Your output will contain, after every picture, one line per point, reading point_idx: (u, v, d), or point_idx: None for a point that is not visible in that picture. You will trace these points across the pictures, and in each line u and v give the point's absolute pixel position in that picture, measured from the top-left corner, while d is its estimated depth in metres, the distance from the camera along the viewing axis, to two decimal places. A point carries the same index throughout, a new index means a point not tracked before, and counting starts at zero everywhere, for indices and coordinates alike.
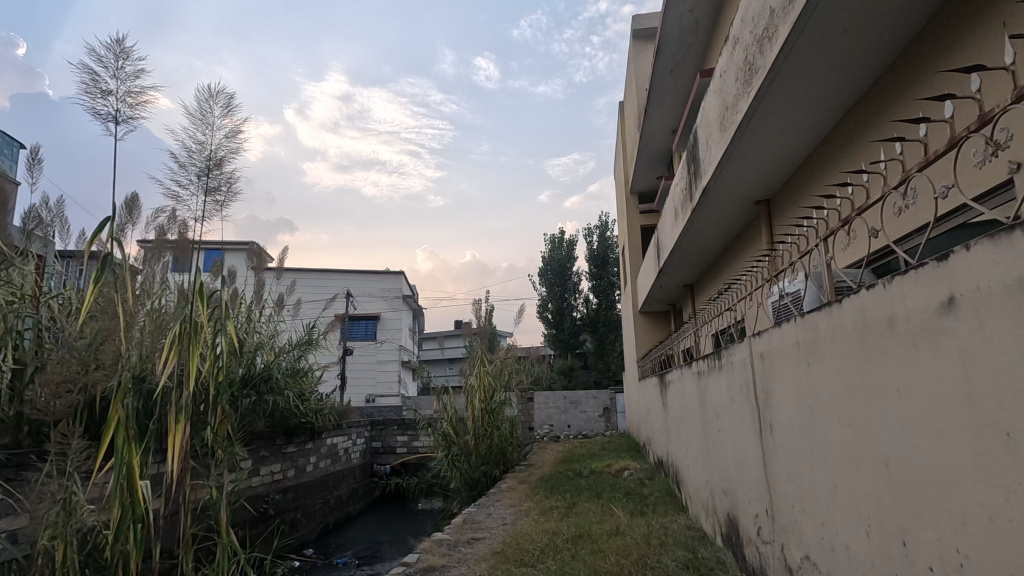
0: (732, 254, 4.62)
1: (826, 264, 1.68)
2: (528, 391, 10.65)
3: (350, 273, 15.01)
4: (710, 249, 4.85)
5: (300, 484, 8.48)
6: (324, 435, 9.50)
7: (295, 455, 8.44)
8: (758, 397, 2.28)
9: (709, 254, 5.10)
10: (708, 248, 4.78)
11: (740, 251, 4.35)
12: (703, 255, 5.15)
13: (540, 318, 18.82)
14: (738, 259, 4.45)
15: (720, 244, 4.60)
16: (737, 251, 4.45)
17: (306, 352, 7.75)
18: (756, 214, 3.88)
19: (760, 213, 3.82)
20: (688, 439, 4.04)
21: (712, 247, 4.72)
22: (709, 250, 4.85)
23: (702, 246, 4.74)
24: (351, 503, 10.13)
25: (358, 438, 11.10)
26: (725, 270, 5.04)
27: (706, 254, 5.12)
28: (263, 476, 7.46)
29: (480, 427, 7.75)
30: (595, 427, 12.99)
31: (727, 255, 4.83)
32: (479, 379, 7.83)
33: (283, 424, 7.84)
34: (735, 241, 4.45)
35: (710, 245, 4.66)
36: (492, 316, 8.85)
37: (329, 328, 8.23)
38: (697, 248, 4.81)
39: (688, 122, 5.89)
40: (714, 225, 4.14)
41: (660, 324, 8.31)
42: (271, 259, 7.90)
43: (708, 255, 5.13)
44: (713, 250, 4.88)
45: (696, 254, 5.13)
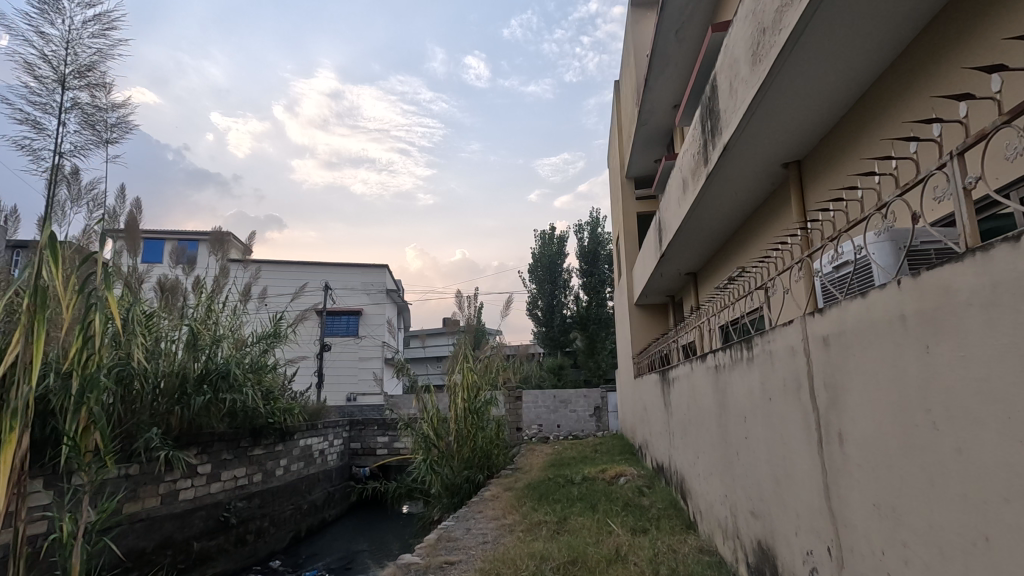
0: (749, 233, 4.07)
1: (963, 195, 1.07)
2: (516, 390, 10.08)
3: (330, 267, 14.35)
4: (722, 229, 4.30)
5: (269, 490, 7.85)
6: (296, 436, 8.86)
7: (263, 458, 7.80)
8: (815, 398, 1.70)
9: (720, 235, 4.54)
10: (719, 226, 4.23)
11: (759, 227, 3.79)
12: (713, 236, 4.59)
13: (529, 315, 18.31)
14: (756, 237, 3.90)
15: (736, 220, 4.05)
16: (756, 227, 3.88)
17: (273, 346, 7.00)
18: (783, 180, 3.32)
19: (788, 177, 3.27)
20: (699, 446, 3.48)
21: (725, 225, 4.17)
22: (721, 229, 4.30)
23: (713, 225, 4.18)
24: (327, 508, 9.51)
25: (335, 439, 10.47)
26: (737, 253, 4.48)
27: (717, 235, 4.56)
28: (223, 482, 6.83)
29: (463, 428, 7.16)
30: (585, 428, 12.42)
31: (742, 235, 4.27)
32: (463, 375, 7.33)
33: (247, 425, 7.21)
34: (753, 216, 3.90)
35: (723, 222, 4.11)
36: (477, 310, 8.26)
37: (303, 314, 7.42)
38: (707, 226, 4.25)
39: (694, 91, 5.38)
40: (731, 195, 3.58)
41: (657, 318, 7.76)
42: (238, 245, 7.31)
43: (719, 235, 4.58)
44: (726, 229, 4.32)
45: (705, 235, 4.58)
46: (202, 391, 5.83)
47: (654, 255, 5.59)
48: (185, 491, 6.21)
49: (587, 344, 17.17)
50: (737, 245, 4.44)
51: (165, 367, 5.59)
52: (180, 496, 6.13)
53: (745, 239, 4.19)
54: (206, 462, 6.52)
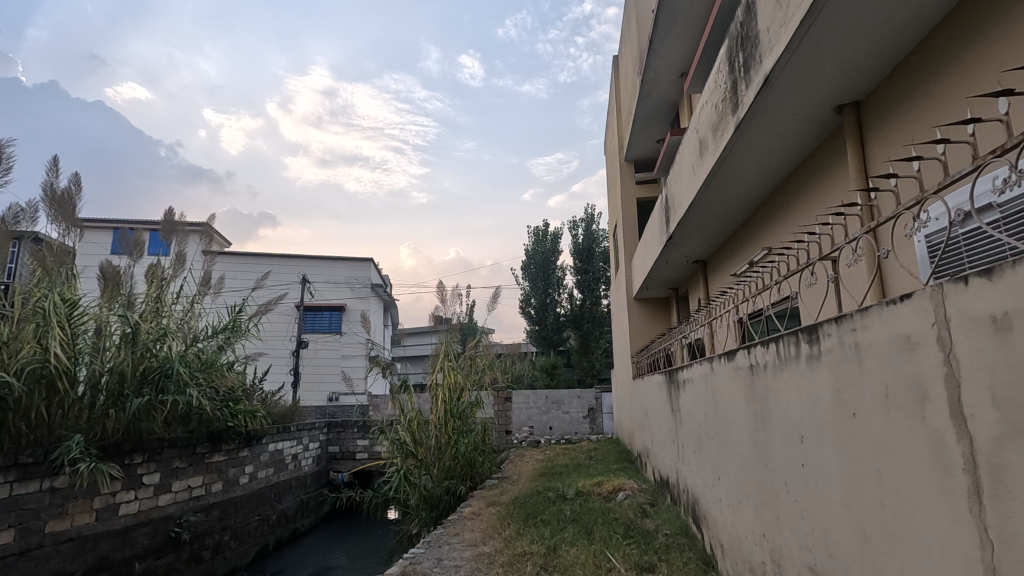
0: (779, 205, 3.39)
1: None
2: (506, 391, 9.39)
3: (311, 259, 13.59)
4: (745, 201, 3.62)
5: (231, 501, 7.13)
6: (265, 440, 8.14)
7: (224, 465, 7.07)
8: (962, 423, 1.03)
9: (741, 211, 3.86)
10: (741, 198, 3.55)
11: (797, 195, 3.13)
12: (731, 213, 3.91)
13: (522, 313, 17.64)
14: (791, 207, 3.22)
15: (764, 188, 3.37)
16: (791, 195, 3.21)
17: (232, 342, 6.26)
18: (832, 132, 2.66)
19: (839, 126, 2.61)
20: (720, 461, 2.84)
21: (751, 194, 3.48)
22: (745, 201, 3.61)
23: (735, 195, 3.49)
24: (299, 518, 8.79)
25: (311, 443, 9.76)
26: (760, 231, 3.79)
27: (737, 213, 3.88)
28: (174, 493, 6.12)
29: (444, 434, 6.46)
30: (578, 430, 11.77)
31: (768, 208, 3.59)
32: (445, 374, 6.65)
33: (205, 430, 6.51)
34: (788, 180, 3.22)
35: (748, 190, 3.42)
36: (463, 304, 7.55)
37: (272, 301, 6.66)
38: (726, 199, 3.56)
39: (706, 50, 4.69)
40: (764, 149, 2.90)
41: (658, 313, 7.10)
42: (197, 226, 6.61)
43: (740, 213, 3.89)
44: (749, 203, 3.63)
45: (723, 214, 3.89)
46: (143, 393, 5.13)
47: (658, 239, 4.93)
48: (127, 505, 5.50)
49: (580, 343, 16.52)
50: (760, 221, 3.76)
51: (99, 368, 4.87)
52: (121, 511, 5.42)
53: (773, 213, 3.51)
54: (153, 472, 5.83)
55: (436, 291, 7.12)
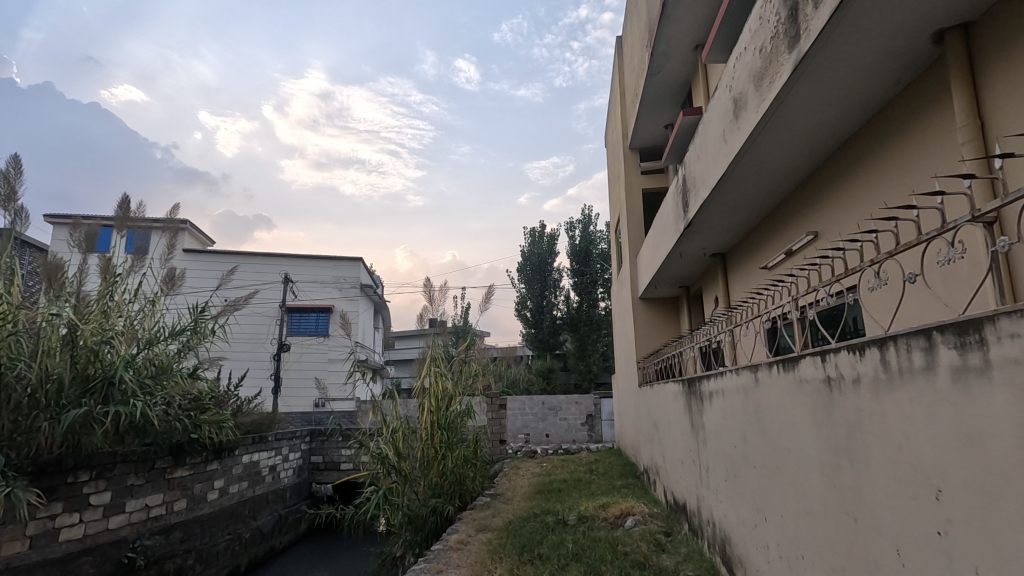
0: (837, 176, 2.80)
1: None
2: (500, 397, 8.78)
3: (296, 258, 12.95)
4: (788, 173, 3.02)
5: (197, 520, 6.50)
6: (238, 451, 7.50)
7: (189, 480, 6.43)
8: None
9: (779, 189, 3.26)
10: (784, 169, 2.95)
11: (865, 160, 2.53)
12: (768, 193, 3.31)
13: (518, 316, 17.03)
14: (856, 176, 2.63)
15: (818, 153, 2.78)
16: (856, 161, 2.61)
17: (194, 347, 5.62)
18: (929, 71, 2.07)
19: (939, 62, 2.01)
20: (766, 496, 2.24)
21: (797, 163, 2.89)
22: (789, 173, 3.02)
23: (779, 165, 2.90)
24: (277, 534, 8.15)
25: (291, 453, 9.14)
26: (804, 211, 3.20)
27: (775, 191, 3.28)
28: (127, 515, 5.48)
29: (431, 447, 5.84)
30: (576, 438, 11.16)
31: (818, 181, 3.00)
32: (433, 381, 6.03)
33: (165, 443, 5.89)
34: (852, 141, 2.62)
35: (796, 159, 2.83)
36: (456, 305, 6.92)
37: (247, 296, 6.06)
38: (767, 170, 2.97)
39: (727, 14, 4.06)
40: (827, 102, 2.30)
41: (666, 315, 6.52)
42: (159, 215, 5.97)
43: (779, 191, 3.29)
44: (795, 175, 3.04)
45: (759, 192, 3.29)
46: (83, 404, 4.50)
47: (672, 229, 4.32)
48: (70, 530, 4.85)
49: (577, 346, 15.91)
50: (805, 199, 3.17)
51: (31, 379, 4.25)
52: (62, 537, 4.78)
53: (826, 187, 2.92)
54: (102, 491, 5.20)
55: (423, 290, 6.49)
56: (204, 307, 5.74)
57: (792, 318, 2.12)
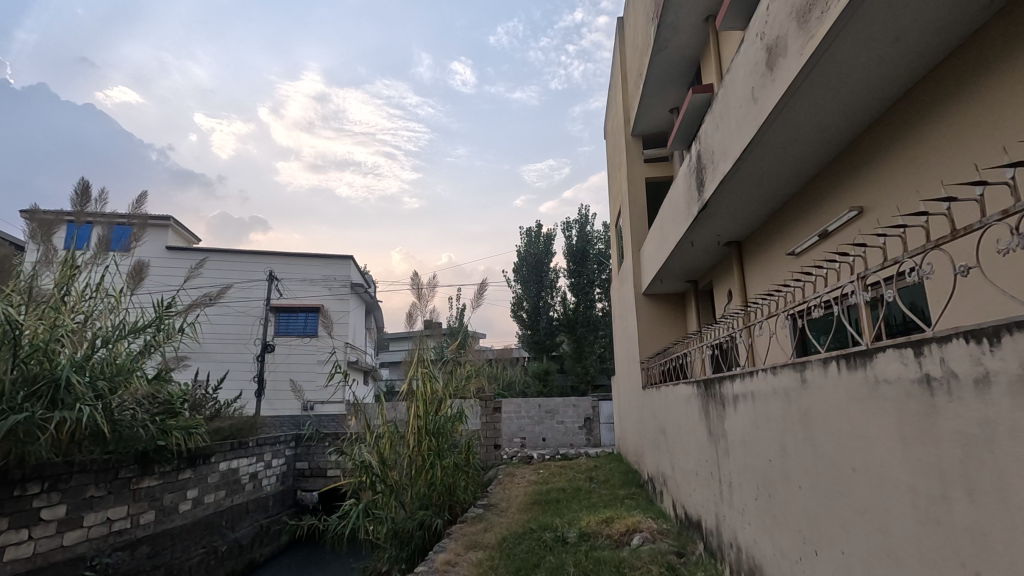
0: (896, 135, 2.43)
1: None
2: (494, 400, 8.33)
3: (284, 256, 12.49)
4: (832, 133, 2.64)
5: (167, 534, 6.03)
6: (214, 458, 7.04)
7: (158, 491, 5.96)
8: None
9: (817, 157, 2.87)
10: (831, 127, 2.57)
11: (940, 108, 2.18)
12: (804, 162, 2.92)
13: (513, 317, 16.59)
14: (924, 129, 2.26)
15: (878, 102, 2.40)
16: (926, 111, 2.25)
17: (160, 346, 5.14)
18: None
19: None
20: (815, 528, 1.81)
21: (852, 116, 2.50)
22: (837, 131, 2.62)
23: (828, 122, 2.52)
24: (258, 546, 7.70)
25: (273, 459, 8.68)
26: (847, 181, 2.82)
27: (812, 160, 2.90)
28: (84, 530, 5.00)
29: (417, 454, 5.37)
30: (574, 442, 10.73)
31: (869, 141, 2.62)
32: (421, 383, 5.58)
33: (130, 450, 5.44)
34: (920, 88, 2.27)
35: (849, 111, 2.44)
36: (456, 305, 6.44)
37: (222, 290, 5.54)
38: (811, 130, 2.58)
39: None
40: (898, 31, 1.93)
41: (671, 311, 6.09)
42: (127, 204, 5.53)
43: (816, 160, 2.90)
44: (843, 134, 2.66)
45: (793, 161, 2.90)
46: (26, 408, 4.03)
47: (682, 215, 3.91)
48: (17, 548, 4.38)
49: (574, 348, 15.49)
50: (848, 169, 2.80)
51: None
52: (7, 557, 4.30)
53: (879, 149, 2.56)
54: (56, 504, 4.73)
55: (411, 285, 6.05)
56: (170, 300, 5.25)
57: (852, 303, 1.72)
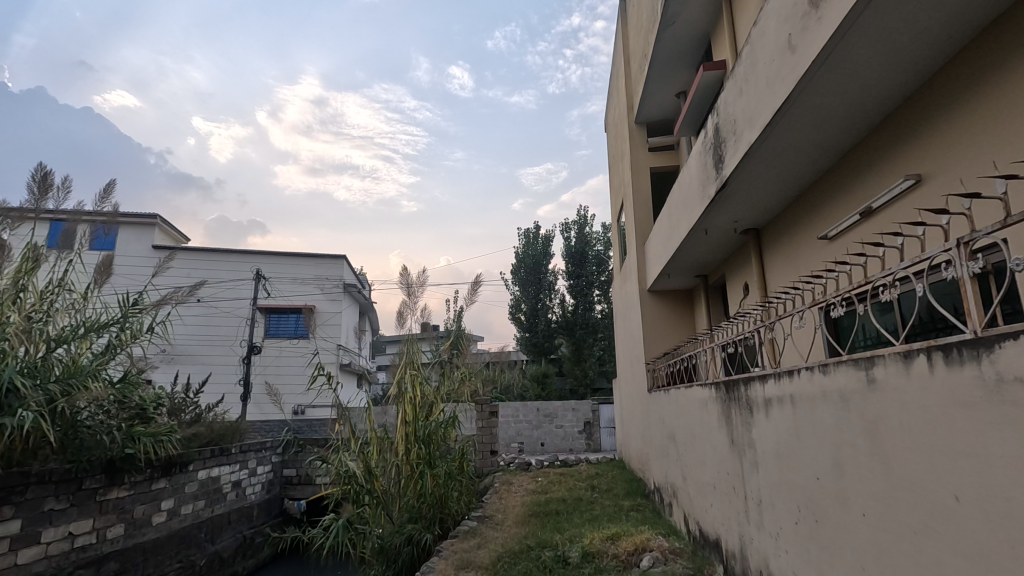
0: (944, 104, 2.05)
1: None
2: (490, 403, 7.93)
3: (275, 256, 12.10)
4: (880, 89, 2.17)
5: (137, 549, 5.61)
6: (192, 466, 6.63)
7: (128, 502, 5.55)
8: None
9: (858, 122, 2.40)
10: (879, 81, 2.11)
11: (1004, 68, 1.79)
12: (842, 129, 2.46)
13: (511, 319, 16.20)
14: (983, 95, 1.88)
15: (932, 57, 2.00)
16: (986, 72, 1.87)
17: (125, 347, 4.71)
18: None
19: None
20: (889, 571, 1.43)
21: (907, 66, 2.04)
22: (886, 87, 2.16)
23: (876, 73, 2.07)
24: (240, 559, 7.29)
25: (259, 466, 8.27)
26: (894, 150, 2.35)
27: (852, 126, 2.44)
28: (42, 548, 4.58)
29: (405, 463, 4.97)
30: (573, 447, 10.32)
31: (924, 100, 2.15)
32: (410, 386, 5.18)
33: (96, 460, 5.04)
34: (980, 45, 1.89)
35: (903, 59, 1.99)
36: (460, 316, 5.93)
37: (195, 286, 5.09)
38: (855, 81, 2.12)
39: None
40: None
41: (679, 310, 5.71)
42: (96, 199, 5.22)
43: (858, 126, 2.44)
44: (892, 91, 2.19)
45: (831, 126, 2.44)
46: None
47: (695, 201, 3.53)
48: None
49: (572, 350, 15.12)
50: (882, 148, 2.42)
51: None
52: None
53: (921, 123, 2.18)
54: (9, 520, 4.32)
55: (401, 282, 5.66)
56: (138, 294, 4.86)
57: (946, 280, 1.27)
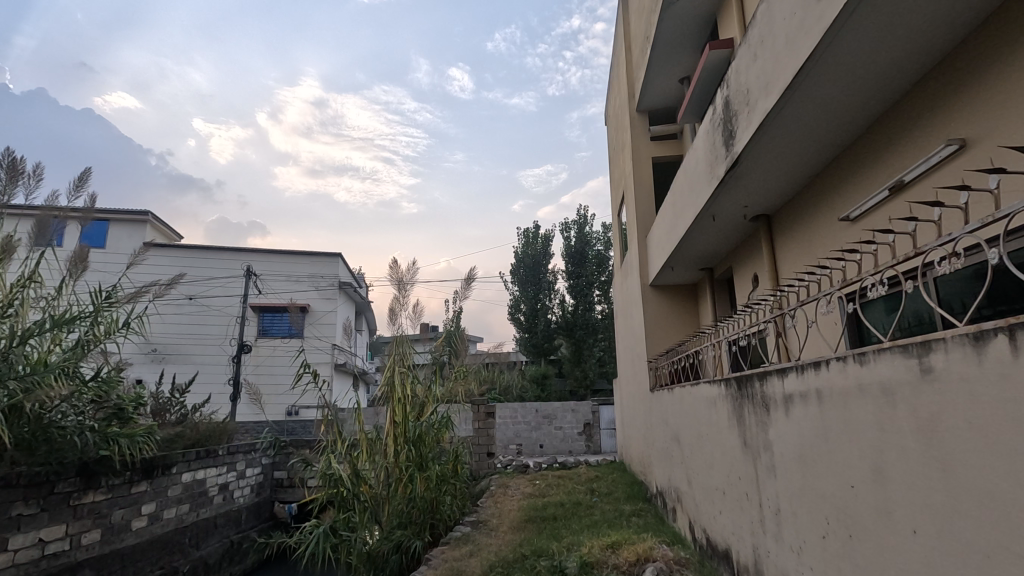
0: (993, 58, 1.81)
1: None
2: (487, 403, 7.68)
3: (270, 254, 11.86)
4: (918, 44, 1.92)
5: (115, 556, 5.35)
6: (175, 468, 6.37)
7: (104, 507, 5.29)
8: None
9: (889, 85, 2.16)
10: (917, 34, 1.87)
11: None
12: (872, 93, 2.21)
13: (510, 319, 15.94)
14: None
15: (979, 5, 1.75)
16: None
17: (99, 343, 4.46)
18: None
19: None
20: None
21: (953, 12, 1.78)
22: (927, 41, 1.90)
23: (914, 25, 1.82)
24: (226, 565, 7.02)
25: (247, 469, 8.02)
26: (931, 115, 2.10)
27: (883, 90, 2.18)
28: (9, 556, 4.32)
29: (394, 466, 4.71)
30: (573, 449, 10.05)
31: (969, 54, 1.90)
32: (399, 384, 4.92)
33: (69, 462, 4.80)
34: None
35: (945, 6, 1.75)
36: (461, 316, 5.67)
37: (174, 279, 4.83)
38: (891, 36, 1.87)
39: None
40: None
41: (682, 305, 5.46)
42: (70, 193, 4.98)
43: (890, 89, 2.18)
44: (931, 47, 1.94)
45: (860, 89, 2.18)
46: None
47: (702, 184, 3.28)
48: None
49: (571, 351, 14.88)
50: (916, 114, 2.18)
51: None
52: None
53: (964, 82, 1.93)
54: None
55: (391, 277, 5.41)
56: (112, 287, 4.59)
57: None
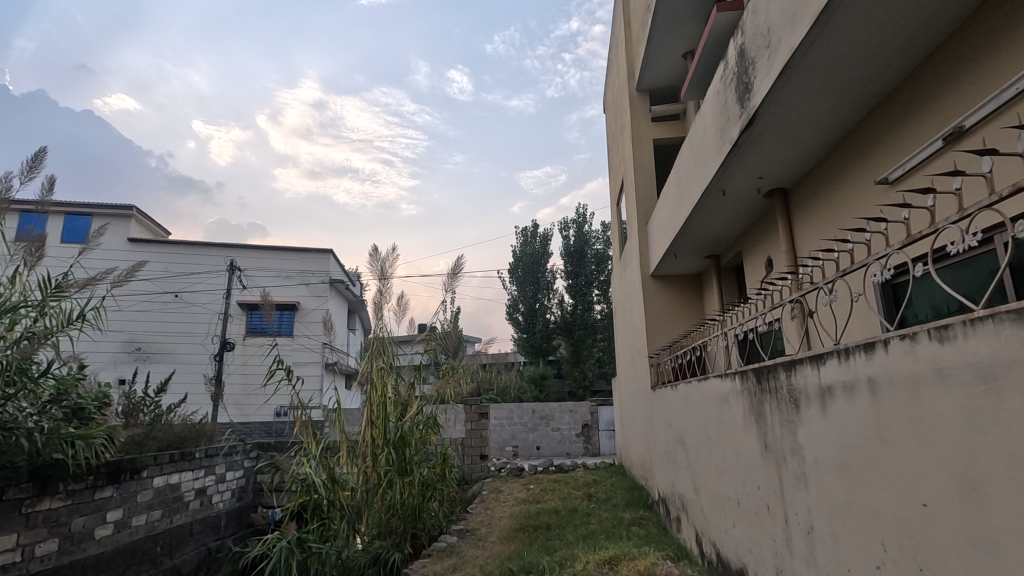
0: None
1: None
2: (480, 403, 7.30)
3: (258, 250, 11.48)
4: None
5: (74, 567, 4.95)
6: (145, 472, 5.96)
7: (63, 514, 4.89)
8: None
9: (946, 11, 1.81)
10: None
11: None
12: (922, 23, 1.86)
13: (508, 319, 15.56)
14: None
15: None
16: None
17: (49, 337, 4.06)
18: None
19: None
20: None
21: None
22: None
23: None
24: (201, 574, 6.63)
25: (227, 472, 7.62)
26: (999, 43, 1.75)
27: (939, 16, 1.82)
28: None
29: (373, 471, 4.31)
30: (571, 452, 9.66)
31: None
32: (380, 380, 4.54)
33: (21, 466, 4.41)
34: None
35: None
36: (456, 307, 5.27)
37: (133, 267, 4.43)
38: None
39: None
40: None
41: (686, 297, 5.09)
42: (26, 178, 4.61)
43: (949, 10, 1.81)
44: None
45: (913, 11, 1.80)
46: None
47: (710, 153, 2.90)
48: None
49: (570, 352, 14.49)
50: (978, 44, 1.82)
51: None
52: None
53: None
54: None
55: (373, 264, 5.02)
56: (63, 275, 4.20)
57: None
